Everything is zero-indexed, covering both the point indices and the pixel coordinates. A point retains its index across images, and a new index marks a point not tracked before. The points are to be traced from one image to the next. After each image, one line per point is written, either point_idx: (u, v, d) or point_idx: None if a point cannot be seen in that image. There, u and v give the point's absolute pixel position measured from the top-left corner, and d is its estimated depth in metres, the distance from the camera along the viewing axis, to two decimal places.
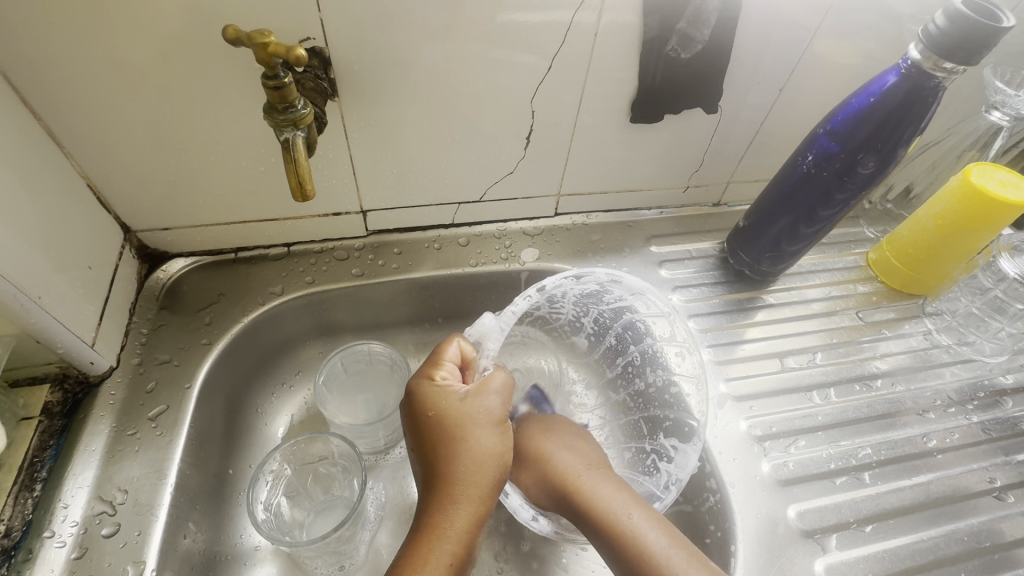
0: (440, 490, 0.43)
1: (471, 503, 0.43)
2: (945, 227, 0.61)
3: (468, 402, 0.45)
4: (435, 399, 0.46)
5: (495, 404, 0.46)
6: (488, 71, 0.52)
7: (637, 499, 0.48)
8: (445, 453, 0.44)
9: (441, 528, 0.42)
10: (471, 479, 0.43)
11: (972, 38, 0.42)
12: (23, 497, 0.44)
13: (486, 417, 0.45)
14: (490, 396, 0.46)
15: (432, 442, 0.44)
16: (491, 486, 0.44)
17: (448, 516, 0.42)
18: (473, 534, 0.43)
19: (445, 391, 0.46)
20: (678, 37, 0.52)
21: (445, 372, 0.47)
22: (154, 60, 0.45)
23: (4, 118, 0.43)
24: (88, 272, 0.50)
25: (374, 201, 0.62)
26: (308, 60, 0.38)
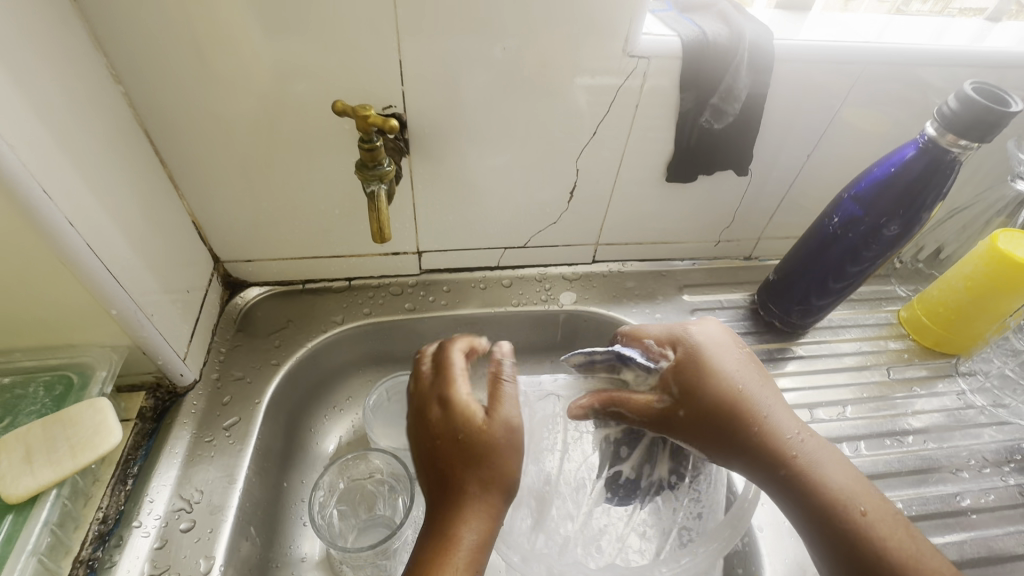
0: (457, 501, 0.44)
1: (480, 517, 0.44)
2: (974, 289, 0.63)
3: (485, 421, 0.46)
4: (450, 419, 0.46)
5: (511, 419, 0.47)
6: (541, 133, 0.59)
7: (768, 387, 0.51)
8: (459, 471, 0.45)
9: (453, 545, 0.42)
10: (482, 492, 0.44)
11: (984, 120, 0.47)
12: (118, 489, 0.50)
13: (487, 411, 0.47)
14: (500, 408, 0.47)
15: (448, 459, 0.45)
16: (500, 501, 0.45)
17: (460, 532, 0.43)
18: (484, 540, 0.43)
19: (461, 407, 0.47)
20: (711, 109, 0.58)
21: (465, 386, 0.49)
22: (263, 121, 0.54)
23: (142, 166, 0.52)
24: (186, 295, 0.57)
25: (429, 243, 0.69)
26: (399, 129, 0.47)
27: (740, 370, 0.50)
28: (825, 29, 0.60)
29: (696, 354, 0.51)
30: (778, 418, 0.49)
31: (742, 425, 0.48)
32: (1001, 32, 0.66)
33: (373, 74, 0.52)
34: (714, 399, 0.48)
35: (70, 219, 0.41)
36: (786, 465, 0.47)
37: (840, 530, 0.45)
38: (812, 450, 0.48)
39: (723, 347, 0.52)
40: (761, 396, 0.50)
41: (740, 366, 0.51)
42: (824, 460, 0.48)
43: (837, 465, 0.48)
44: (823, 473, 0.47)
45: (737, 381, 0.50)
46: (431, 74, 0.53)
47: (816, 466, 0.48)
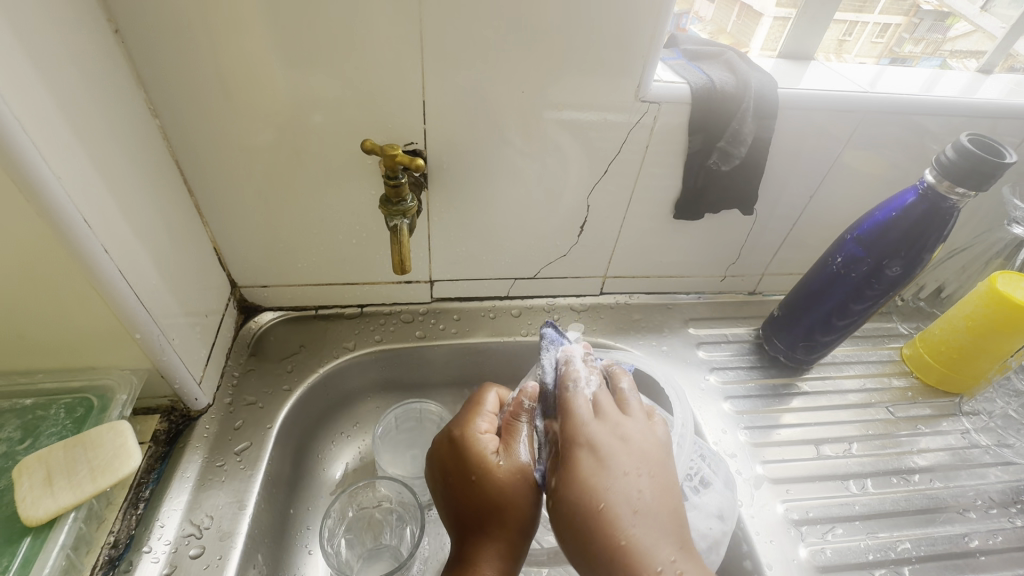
0: (481, 538, 0.46)
1: (505, 553, 0.46)
2: (975, 328, 0.64)
3: (509, 459, 0.49)
4: (472, 457, 0.49)
5: (528, 456, 0.49)
6: (554, 171, 0.62)
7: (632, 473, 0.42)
8: (485, 511, 0.47)
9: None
10: (506, 530, 0.46)
11: (979, 169, 0.49)
12: (129, 513, 0.50)
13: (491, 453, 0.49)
14: (523, 447, 0.49)
15: (474, 500, 0.48)
16: (522, 537, 0.47)
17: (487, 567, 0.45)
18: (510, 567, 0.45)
19: (478, 449, 0.49)
20: (718, 152, 0.60)
21: (488, 424, 0.52)
22: (290, 154, 0.56)
23: (172, 195, 0.54)
24: (204, 319, 0.59)
25: (442, 273, 0.71)
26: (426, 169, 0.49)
27: (639, 472, 0.42)
28: (824, 78, 0.63)
29: (580, 447, 0.44)
30: (642, 526, 0.40)
31: (602, 537, 0.40)
32: (993, 83, 0.69)
33: (397, 111, 0.54)
34: (574, 493, 0.42)
35: (106, 246, 0.43)
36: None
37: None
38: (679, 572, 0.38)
39: (628, 433, 0.44)
40: (668, 485, 0.43)
41: (632, 463, 0.42)
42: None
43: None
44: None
45: (608, 475, 0.42)
46: (453, 112, 0.55)
47: (646, 551, 0.39)
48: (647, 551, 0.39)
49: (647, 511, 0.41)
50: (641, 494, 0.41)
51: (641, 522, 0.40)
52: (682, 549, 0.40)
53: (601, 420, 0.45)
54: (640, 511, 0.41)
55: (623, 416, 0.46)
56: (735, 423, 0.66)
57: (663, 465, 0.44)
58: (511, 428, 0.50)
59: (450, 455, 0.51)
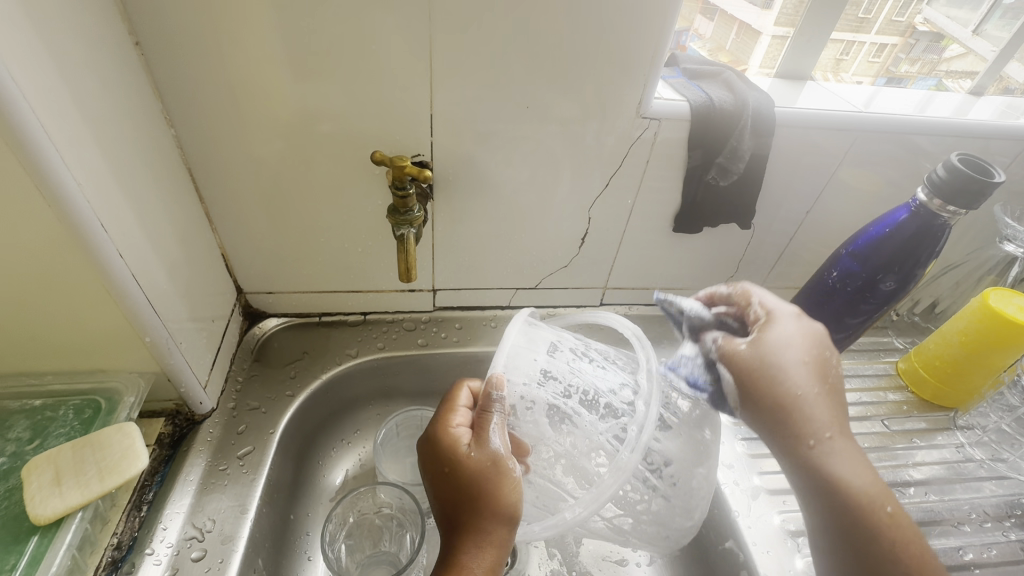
0: (464, 534, 0.46)
1: (493, 543, 0.45)
2: (969, 343, 0.65)
3: (482, 450, 0.47)
4: (445, 452, 0.48)
5: (501, 446, 0.47)
6: (556, 184, 0.63)
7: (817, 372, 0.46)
8: (465, 502, 0.46)
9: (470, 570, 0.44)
10: (490, 518, 0.46)
11: (969, 187, 0.51)
12: (132, 515, 0.50)
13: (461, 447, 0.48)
14: (495, 437, 0.48)
15: (455, 493, 0.47)
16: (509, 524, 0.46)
17: (477, 557, 0.45)
18: (498, 554, 0.46)
19: (448, 445, 0.49)
20: (716, 168, 0.62)
21: (461, 417, 0.51)
22: (298, 163, 0.58)
23: (183, 202, 0.55)
24: (211, 324, 0.60)
25: (444, 281, 0.72)
26: (433, 180, 0.51)
27: (818, 368, 0.47)
28: (820, 98, 0.65)
29: (771, 330, 0.48)
30: (829, 432, 0.45)
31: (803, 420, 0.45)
32: (983, 105, 0.71)
33: (406, 124, 0.56)
34: (784, 372, 0.46)
35: (122, 252, 0.44)
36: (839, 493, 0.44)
37: (832, 503, 0.44)
38: (843, 450, 0.45)
39: (790, 335, 0.48)
40: (836, 382, 0.48)
41: (818, 358, 0.47)
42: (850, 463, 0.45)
43: (854, 457, 0.45)
44: (835, 452, 0.45)
45: (792, 363, 0.46)
46: (460, 125, 0.57)
47: (829, 460, 0.45)
48: (834, 437, 0.45)
49: (831, 399, 0.46)
50: (818, 395, 0.46)
51: (824, 407, 0.46)
52: (840, 428, 0.46)
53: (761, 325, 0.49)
54: (825, 402, 0.46)
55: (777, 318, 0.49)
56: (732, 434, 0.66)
57: (834, 365, 0.48)
58: (480, 417, 0.48)
59: (427, 451, 0.50)
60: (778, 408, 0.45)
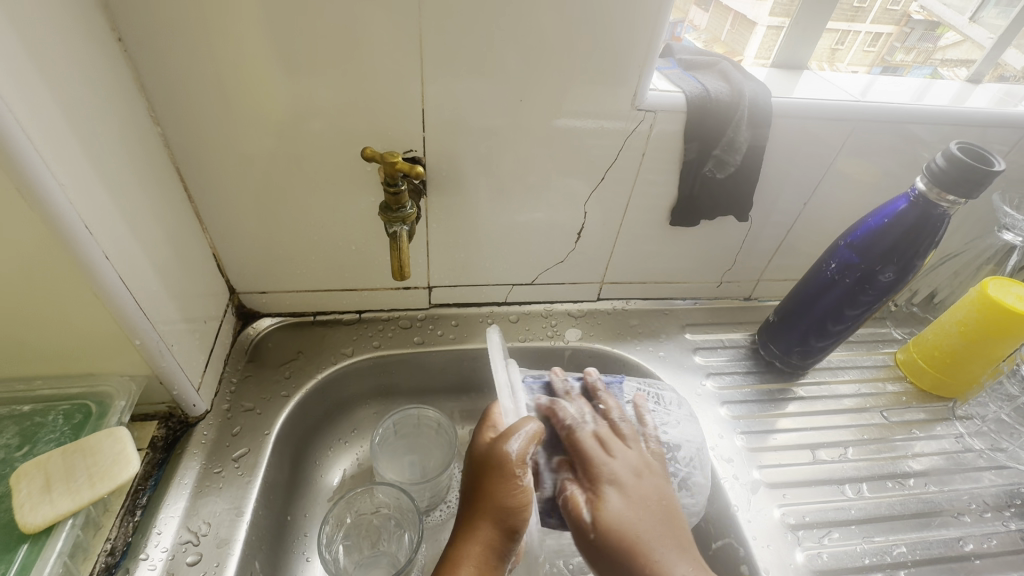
0: (470, 522, 0.47)
1: (481, 541, 0.46)
2: (968, 334, 0.65)
3: (496, 447, 0.49)
4: (474, 446, 0.52)
5: (516, 450, 0.48)
6: (551, 178, 0.62)
7: (669, 537, 0.48)
8: (472, 493, 0.49)
9: (455, 559, 0.46)
10: (487, 514, 0.47)
11: (968, 177, 0.50)
12: (126, 520, 0.49)
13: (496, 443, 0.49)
14: (516, 441, 0.49)
15: (468, 483, 0.50)
16: (506, 526, 0.46)
17: (464, 551, 0.46)
18: (491, 555, 0.46)
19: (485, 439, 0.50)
20: (713, 160, 0.61)
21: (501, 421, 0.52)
22: (289, 161, 0.57)
23: (172, 202, 0.54)
24: (203, 325, 0.59)
25: (440, 279, 0.71)
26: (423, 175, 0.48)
27: (644, 507, 0.49)
28: (817, 88, 0.64)
29: (604, 492, 0.50)
30: (672, 557, 0.47)
31: (625, 558, 0.46)
32: (981, 93, 0.70)
33: (398, 120, 0.55)
34: (615, 533, 0.48)
35: (108, 254, 0.43)
36: None
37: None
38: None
39: (626, 469, 0.51)
40: (668, 504, 0.50)
41: (640, 502, 0.49)
42: (669, 555, 0.47)
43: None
44: (659, 566, 0.46)
45: (641, 519, 0.48)
46: (452, 120, 0.56)
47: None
48: (664, 565, 0.46)
49: (665, 541, 0.48)
50: (649, 521, 0.48)
51: (653, 533, 0.48)
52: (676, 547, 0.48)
53: (603, 463, 0.52)
54: (643, 524, 0.48)
55: (610, 457, 0.52)
56: (731, 428, 0.66)
57: (654, 497, 0.50)
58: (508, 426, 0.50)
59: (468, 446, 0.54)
60: None
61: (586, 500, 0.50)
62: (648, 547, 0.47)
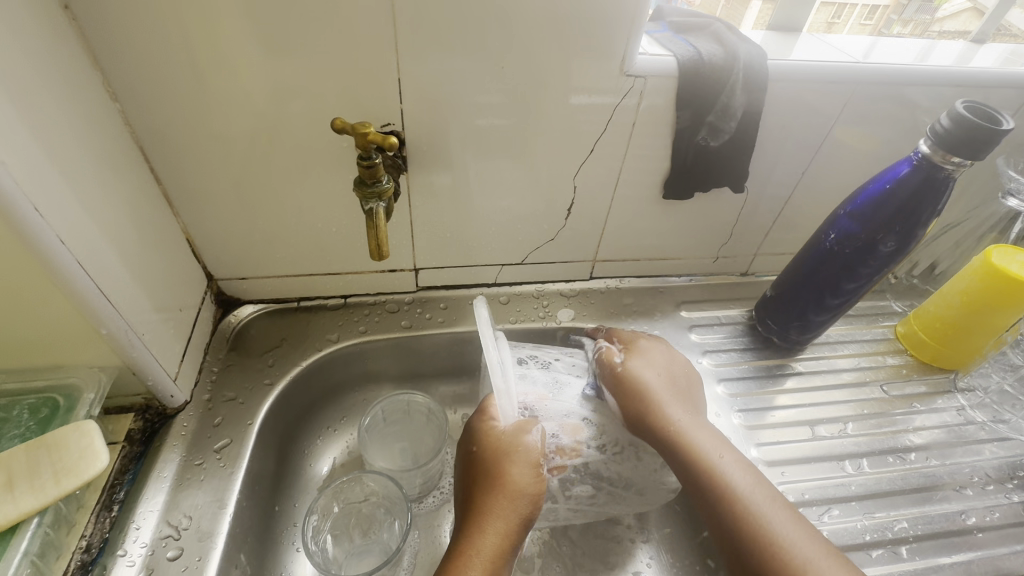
0: (481, 517, 0.45)
1: (495, 533, 0.44)
2: (970, 304, 0.63)
3: (517, 437, 0.48)
4: (478, 435, 0.50)
5: (538, 442, 0.48)
6: (538, 151, 0.59)
7: (689, 403, 0.54)
8: (483, 483, 0.47)
9: (469, 551, 0.43)
10: (504, 504, 0.45)
11: (975, 138, 0.48)
12: (103, 516, 0.48)
13: (510, 437, 0.49)
14: (535, 432, 0.49)
15: (476, 473, 0.48)
16: (522, 518, 0.46)
17: (476, 545, 0.44)
18: (504, 549, 0.44)
19: (495, 433, 0.49)
20: (707, 128, 0.58)
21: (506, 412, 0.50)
22: (259, 138, 0.53)
23: (136, 183, 0.52)
24: (177, 313, 0.56)
25: (426, 260, 0.69)
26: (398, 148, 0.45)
27: (660, 370, 0.56)
28: (815, 50, 0.61)
29: (633, 356, 0.57)
30: (676, 406, 0.53)
31: (647, 413, 0.52)
32: (986, 53, 0.67)
33: (372, 91, 0.52)
34: (632, 378, 0.54)
35: (63, 237, 0.40)
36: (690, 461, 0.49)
37: (673, 450, 0.50)
38: (689, 422, 0.51)
39: (660, 353, 0.58)
40: (694, 388, 0.57)
41: (666, 370, 0.57)
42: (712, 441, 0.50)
43: (703, 431, 0.51)
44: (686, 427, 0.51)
45: (655, 372, 0.55)
46: (431, 90, 0.53)
47: (694, 433, 0.50)
48: (670, 407, 0.52)
49: (684, 399, 0.55)
50: (669, 385, 0.55)
51: (668, 393, 0.54)
52: (691, 409, 0.54)
53: (635, 336, 0.60)
54: (664, 387, 0.54)
55: (649, 344, 0.59)
56: (728, 406, 0.65)
57: (684, 372, 0.58)
58: (518, 423, 0.50)
59: (467, 434, 0.52)
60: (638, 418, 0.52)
61: (619, 355, 0.58)
62: (660, 390, 0.54)
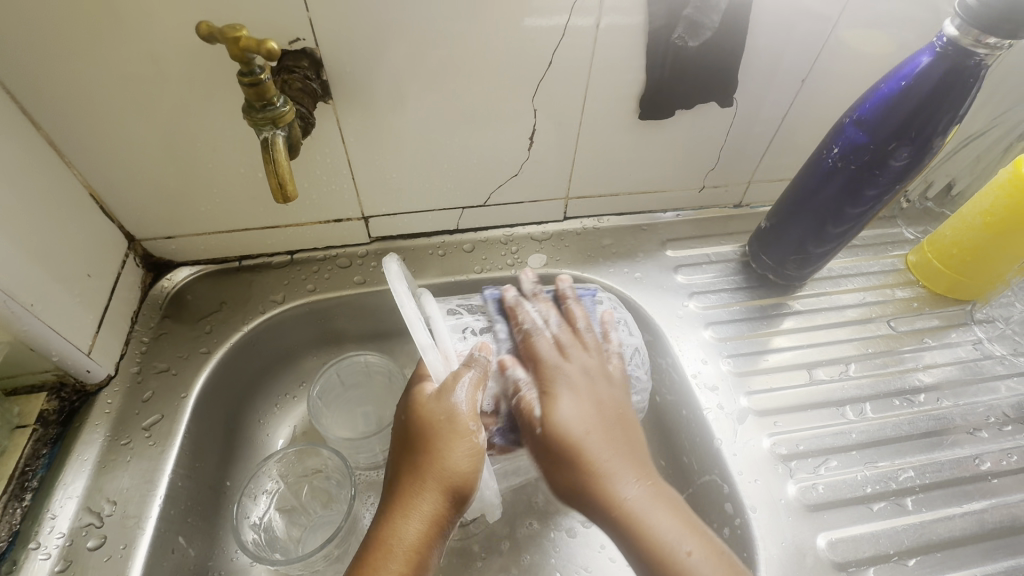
0: (404, 500, 0.41)
1: (419, 519, 0.40)
2: (994, 225, 0.55)
3: (441, 402, 0.43)
4: (410, 401, 0.44)
5: (464, 405, 0.42)
6: (485, 68, 0.50)
7: (638, 460, 0.44)
8: (410, 460, 0.42)
9: (389, 542, 0.39)
10: (430, 484, 0.40)
11: (1018, 10, 0.38)
12: (13, 506, 0.44)
13: (434, 403, 0.43)
14: (461, 392, 0.43)
15: (404, 449, 0.43)
16: (451, 499, 0.40)
17: (396, 535, 0.40)
18: (432, 537, 0.40)
19: (422, 400, 0.43)
20: (684, 24, 0.49)
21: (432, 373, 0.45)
22: (144, 68, 0.45)
23: (4, 131, 0.44)
24: (86, 281, 0.50)
25: (375, 207, 0.61)
26: (280, 55, 0.36)
27: (597, 409, 0.45)
28: None
29: (558, 399, 0.46)
30: (623, 475, 0.42)
31: (581, 482, 0.42)
32: None
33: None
34: (558, 433, 0.44)
35: None
36: (636, 535, 0.40)
37: (621, 530, 0.41)
38: (642, 497, 0.41)
39: (580, 371, 0.48)
40: (630, 433, 0.45)
41: (593, 404, 0.46)
42: (661, 514, 0.41)
43: (653, 506, 0.41)
44: (634, 505, 0.41)
45: (585, 420, 0.44)
46: None
47: (647, 514, 0.41)
48: (615, 478, 0.42)
49: (614, 447, 0.44)
50: (598, 446, 0.43)
51: (607, 453, 0.43)
52: (636, 470, 0.43)
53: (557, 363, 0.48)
54: (593, 442, 0.43)
55: (581, 351, 0.49)
56: (716, 352, 0.58)
57: (610, 398, 0.47)
58: (443, 382, 0.43)
59: (404, 399, 0.46)
60: (562, 469, 0.43)
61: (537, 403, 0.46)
62: (591, 436, 0.43)
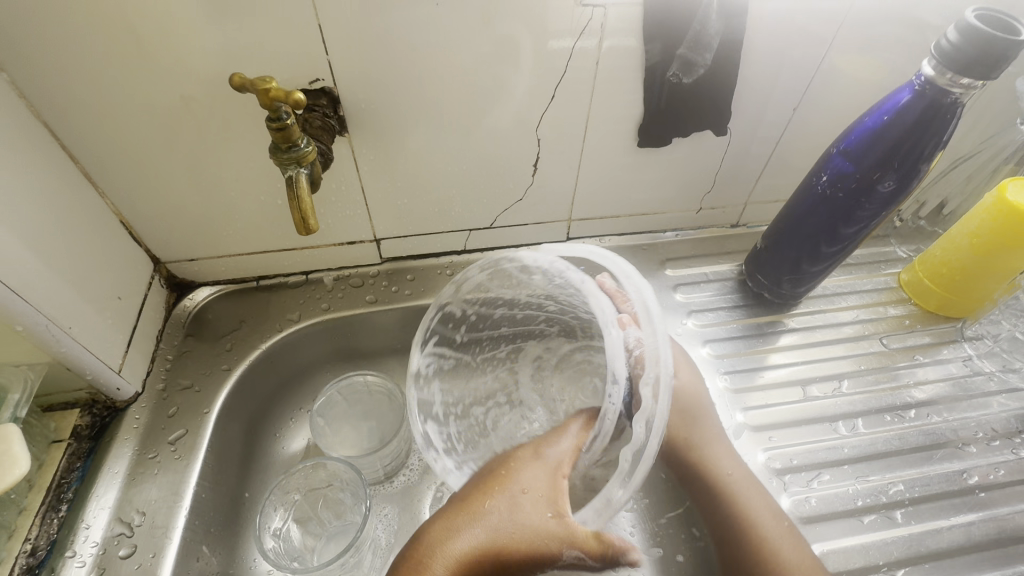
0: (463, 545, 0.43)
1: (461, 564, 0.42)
2: (981, 246, 0.57)
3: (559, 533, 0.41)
4: (525, 471, 0.47)
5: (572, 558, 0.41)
6: (492, 102, 0.53)
7: (725, 442, 0.54)
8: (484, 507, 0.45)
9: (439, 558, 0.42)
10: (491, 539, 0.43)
11: (989, 53, 0.41)
12: (50, 517, 0.47)
13: (551, 499, 0.44)
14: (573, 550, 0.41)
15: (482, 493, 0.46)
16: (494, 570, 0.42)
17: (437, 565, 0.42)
18: (473, 568, 0.42)
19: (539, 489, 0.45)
20: (679, 62, 0.52)
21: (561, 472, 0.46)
22: (175, 106, 0.48)
23: (46, 166, 0.47)
24: (116, 303, 0.53)
25: (387, 230, 0.64)
26: (305, 103, 0.41)
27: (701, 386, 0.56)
28: None
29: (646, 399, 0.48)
30: (726, 454, 0.53)
31: (690, 450, 0.53)
32: None
33: (292, 41, 0.46)
34: (683, 403, 0.54)
35: None
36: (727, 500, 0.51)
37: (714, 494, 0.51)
38: (741, 477, 0.51)
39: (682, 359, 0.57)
40: (714, 414, 0.55)
41: (695, 381, 0.56)
42: (759, 492, 0.51)
43: (749, 485, 0.51)
44: (736, 481, 0.51)
45: (701, 399, 0.55)
46: (358, 38, 0.46)
47: (740, 491, 0.51)
48: (717, 458, 0.53)
49: (705, 417, 0.54)
50: (708, 418, 0.54)
51: (716, 429, 0.54)
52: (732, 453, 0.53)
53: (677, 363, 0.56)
54: (708, 415, 0.55)
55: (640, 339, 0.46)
56: (713, 369, 0.61)
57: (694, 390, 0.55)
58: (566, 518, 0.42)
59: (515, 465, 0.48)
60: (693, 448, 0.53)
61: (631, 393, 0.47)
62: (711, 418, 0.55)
